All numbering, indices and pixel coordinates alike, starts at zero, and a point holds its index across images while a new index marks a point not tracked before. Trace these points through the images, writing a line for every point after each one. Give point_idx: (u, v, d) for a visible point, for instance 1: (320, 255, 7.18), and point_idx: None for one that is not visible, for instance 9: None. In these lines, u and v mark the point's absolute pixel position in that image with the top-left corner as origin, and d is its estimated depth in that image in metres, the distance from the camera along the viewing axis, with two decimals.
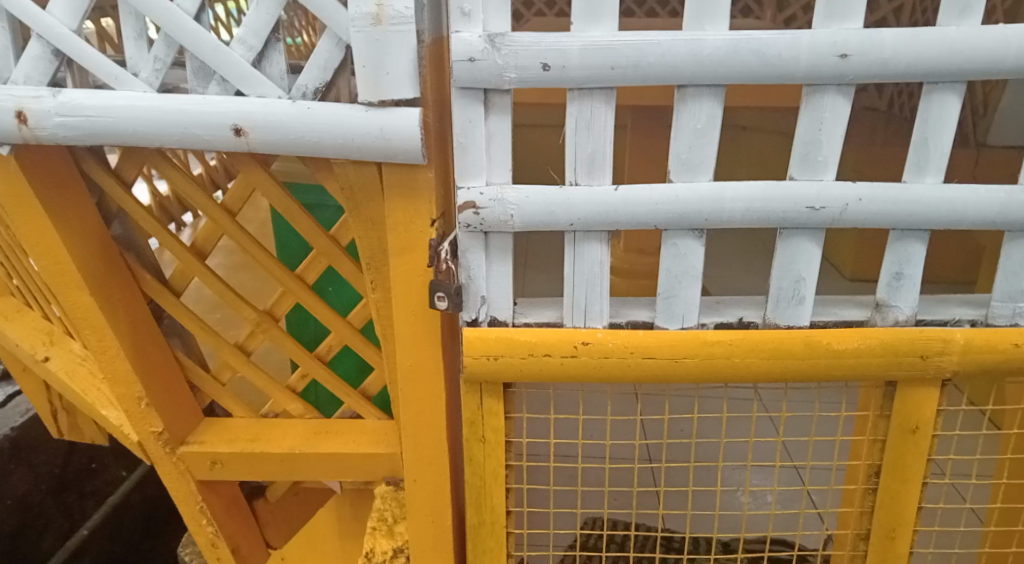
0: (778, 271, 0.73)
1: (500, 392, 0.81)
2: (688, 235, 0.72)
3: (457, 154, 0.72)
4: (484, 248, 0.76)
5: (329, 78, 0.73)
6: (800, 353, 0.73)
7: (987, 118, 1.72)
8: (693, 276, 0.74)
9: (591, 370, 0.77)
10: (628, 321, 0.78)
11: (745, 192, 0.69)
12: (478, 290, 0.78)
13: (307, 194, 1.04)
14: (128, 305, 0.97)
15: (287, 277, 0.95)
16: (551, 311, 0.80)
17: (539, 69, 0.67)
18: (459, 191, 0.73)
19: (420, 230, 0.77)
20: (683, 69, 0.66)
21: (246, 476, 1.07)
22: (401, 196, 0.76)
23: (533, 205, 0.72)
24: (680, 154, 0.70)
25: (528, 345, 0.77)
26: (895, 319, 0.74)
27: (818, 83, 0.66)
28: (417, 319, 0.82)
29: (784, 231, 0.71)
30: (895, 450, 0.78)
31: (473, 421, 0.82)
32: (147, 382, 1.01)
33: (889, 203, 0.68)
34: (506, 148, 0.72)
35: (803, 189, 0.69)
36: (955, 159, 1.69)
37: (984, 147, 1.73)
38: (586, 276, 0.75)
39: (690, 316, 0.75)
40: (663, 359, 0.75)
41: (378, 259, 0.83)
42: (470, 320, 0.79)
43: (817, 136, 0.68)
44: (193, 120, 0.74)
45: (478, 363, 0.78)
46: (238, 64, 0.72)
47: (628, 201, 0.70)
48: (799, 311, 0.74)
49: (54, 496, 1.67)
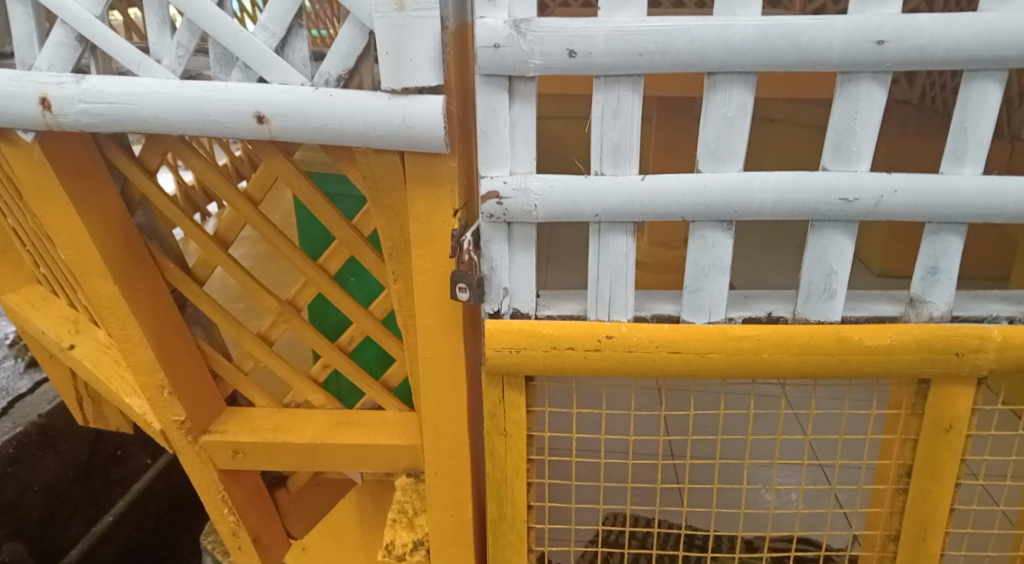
0: (809, 264, 0.70)
1: (521, 385, 0.80)
2: (716, 227, 0.71)
3: (481, 143, 0.71)
4: (507, 239, 0.75)
5: (352, 65, 0.72)
6: (831, 349, 0.71)
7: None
8: (721, 269, 0.72)
9: (614, 365, 0.75)
10: (653, 315, 0.76)
11: (776, 182, 0.67)
12: (501, 282, 0.77)
13: (329, 184, 1.03)
14: (151, 293, 0.98)
15: (311, 268, 0.95)
16: (574, 303, 0.79)
17: (565, 55, 0.66)
18: (482, 181, 0.72)
19: (443, 219, 0.76)
20: (713, 56, 0.64)
21: (267, 465, 1.08)
22: (422, 185, 0.75)
23: (557, 197, 0.70)
24: (708, 144, 0.68)
25: (551, 338, 0.76)
26: (930, 315, 0.71)
27: (852, 70, 0.64)
28: (439, 311, 0.81)
29: (815, 224, 0.69)
30: (928, 449, 0.74)
31: (493, 414, 0.81)
32: (169, 371, 1.01)
33: (926, 194, 0.66)
34: (530, 137, 0.71)
35: (836, 180, 0.66)
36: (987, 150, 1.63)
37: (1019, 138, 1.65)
38: (610, 268, 0.74)
39: (717, 310, 0.74)
40: (689, 354, 0.74)
41: (400, 250, 0.83)
42: (492, 312, 0.78)
43: (852, 125, 0.66)
44: (215, 108, 0.74)
45: (499, 355, 0.77)
46: (261, 51, 0.72)
47: (654, 191, 0.69)
48: (830, 306, 0.71)
49: (82, 483, 1.67)
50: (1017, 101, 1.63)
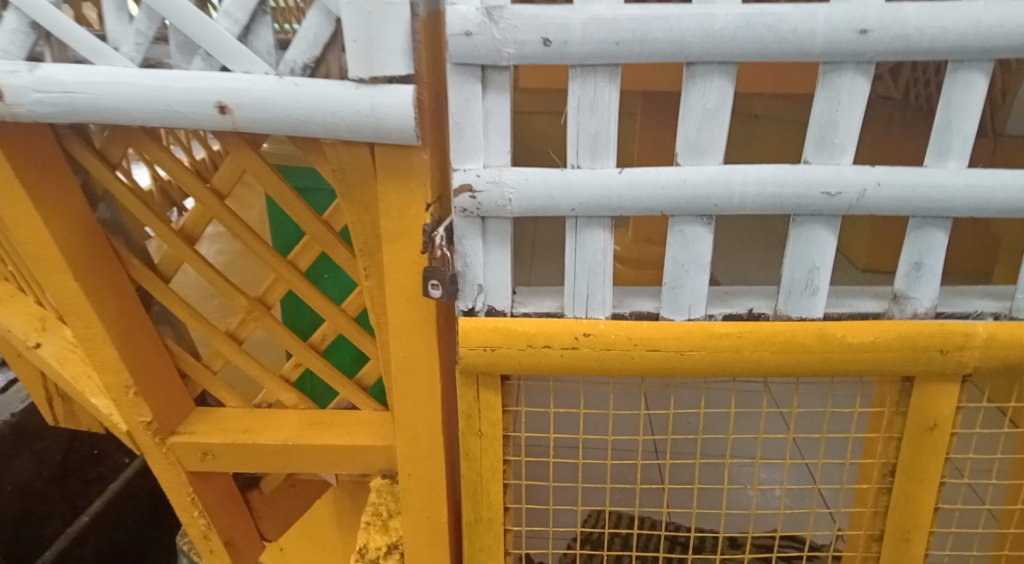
0: (791, 259, 0.68)
1: (497, 385, 0.77)
2: (696, 221, 0.69)
3: (453, 135, 0.68)
4: (481, 234, 0.72)
5: (319, 53, 0.69)
6: (812, 346, 0.69)
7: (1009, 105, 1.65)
8: (700, 264, 0.70)
9: (592, 364, 0.73)
10: (632, 312, 0.74)
11: (756, 176, 0.65)
12: (475, 279, 0.74)
13: (299, 177, 1.00)
14: (116, 290, 0.94)
15: (281, 265, 0.92)
16: (552, 300, 0.76)
17: (539, 44, 0.63)
18: (455, 174, 0.69)
19: (415, 213, 0.74)
20: (692, 45, 0.62)
21: (239, 467, 1.05)
22: (394, 177, 0.72)
23: (533, 191, 0.68)
24: (688, 136, 0.66)
25: (527, 336, 0.73)
26: (914, 311, 0.69)
27: (835, 60, 0.62)
28: (411, 309, 0.78)
29: (797, 219, 0.67)
30: (912, 448, 0.73)
31: (468, 415, 0.79)
32: (136, 370, 0.98)
33: (909, 187, 0.64)
34: (505, 128, 0.69)
35: (818, 173, 0.65)
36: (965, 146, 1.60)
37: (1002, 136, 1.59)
38: (588, 264, 0.72)
39: (697, 307, 0.72)
40: (668, 352, 0.72)
41: (372, 245, 0.80)
42: (466, 309, 0.75)
43: (834, 118, 0.64)
44: (176, 98, 0.70)
45: (473, 353, 0.74)
46: (223, 38, 0.69)
47: (632, 185, 0.67)
48: (812, 303, 0.70)
49: (57, 482, 1.64)
50: (1000, 97, 1.60)
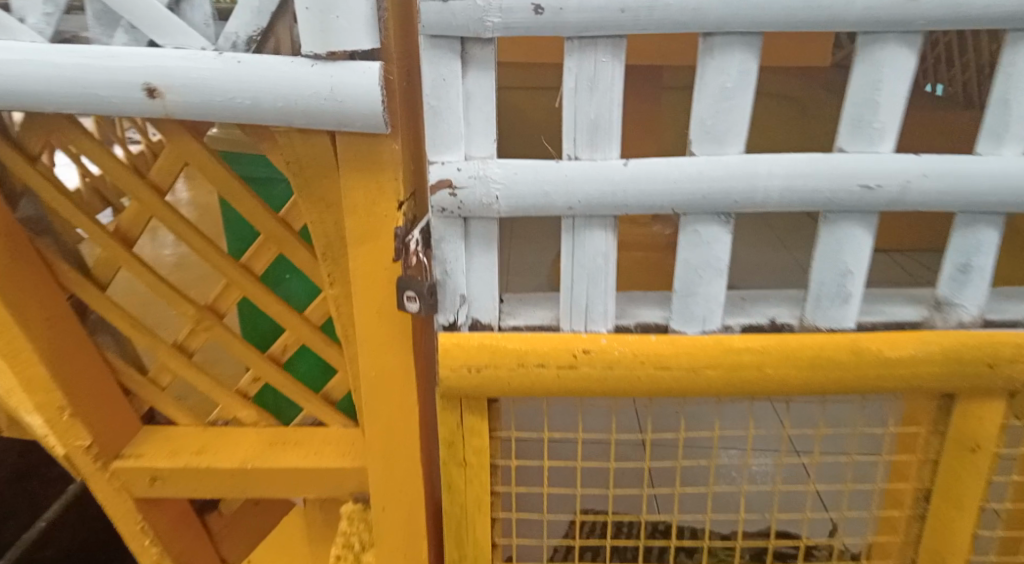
0: (822, 262, 0.59)
1: (483, 408, 0.68)
2: (713, 220, 0.59)
3: (428, 121, 0.58)
4: (463, 237, 0.62)
5: (266, 24, 0.58)
6: (844, 361, 0.61)
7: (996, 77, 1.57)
8: (716, 269, 0.61)
9: (592, 385, 0.64)
10: (637, 324, 0.65)
11: (784, 167, 0.56)
12: (457, 288, 0.64)
13: (247, 167, 0.87)
14: (42, 300, 0.82)
15: (231, 268, 0.81)
16: (545, 311, 0.67)
17: (530, 11, 0.53)
18: (431, 167, 0.59)
19: (385, 213, 0.63)
20: (711, 12, 0.52)
21: (193, 493, 0.94)
22: (360, 170, 0.62)
23: (523, 186, 0.58)
24: (703, 120, 0.56)
25: (518, 354, 0.64)
26: (960, 320, 0.61)
27: (877, 29, 0.52)
28: (383, 323, 0.68)
29: (828, 215, 0.58)
30: (949, 471, 0.65)
31: (451, 442, 0.69)
32: (70, 389, 0.86)
33: (960, 178, 0.55)
34: (489, 113, 0.58)
35: (856, 163, 0.55)
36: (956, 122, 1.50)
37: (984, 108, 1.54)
38: (587, 269, 0.62)
39: (712, 318, 0.62)
40: (679, 370, 0.63)
41: (335, 248, 0.69)
42: (447, 323, 0.65)
43: (874, 98, 0.54)
44: (94, 78, 0.58)
45: (456, 375, 0.65)
46: (149, 6, 0.57)
47: (640, 179, 0.57)
48: (844, 311, 0.61)
49: (11, 488, 1.40)
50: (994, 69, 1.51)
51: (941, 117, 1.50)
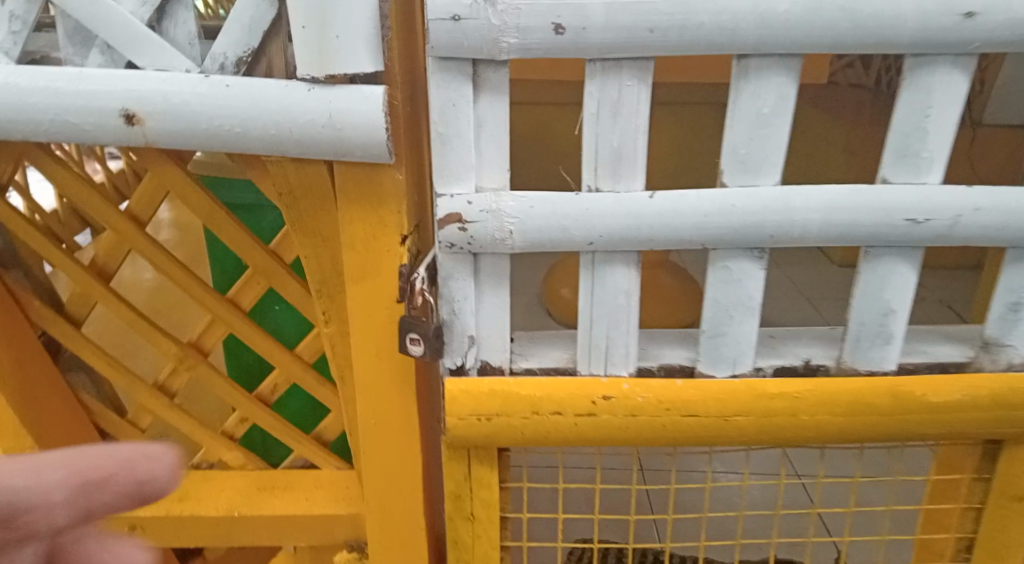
0: (862, 301, 0.55)
1: (493, 459, 0.62)
2: (745, 256, 0.55)
3: (436, 149, 0.53)
4: (472, 274, 0.57)
5: (257, 44, 0.53)
6: (884, 408, 0.56)
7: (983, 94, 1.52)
8: (748, 307, 0.56)
9: (612, 433, 0.59)
10: (661, 366, 0.60)
11: (821, 200, 0.51)
12: (465, 329, 0.59)
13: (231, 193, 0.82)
14: (13, 339, 0.76)
15: (217, 303, 0.75)
16: (559, 351, 0.62)
17: (549, 31, 0.48)
18: (439, 200, 0.54)
19: (387, 248, 0.58)
20: (747, 33, 0.48)
21: (174, 543, 0.87)
22: (360, 202, 0.57)
23: (540, 221, 0.53)
24: (736, 148, 0.52)
25: (532, 401, 0.59)
26: (1009, 362, 0.57)
27: (927, 51, 0.48)
28: (383, 366, 0.63)
29: (870, 250, 0.54)
30: (994, 521, 0.60)
31: (456, 495, 0.64)
32: (42, 435, 0.79)
33: (1015, 212, 0.51)
34: (502, 140, 0.53)
35: (903, 196, 0.51)
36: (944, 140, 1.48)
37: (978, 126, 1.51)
38: (607, 309, 0.57)
39: (743, 360, 0.58)
40: (707, 417, 0.58)
41: (332, 285, 0.63)
42: (454, 367, 0.60)
43: (923, 126, 0.50)
44: (66, 103, 0.53)
45: (464, 425, 0.59)
46: (127, 23, 0.52)
47: (666, 212, 0.52)
48: (885, 352, 0.56)
49: None
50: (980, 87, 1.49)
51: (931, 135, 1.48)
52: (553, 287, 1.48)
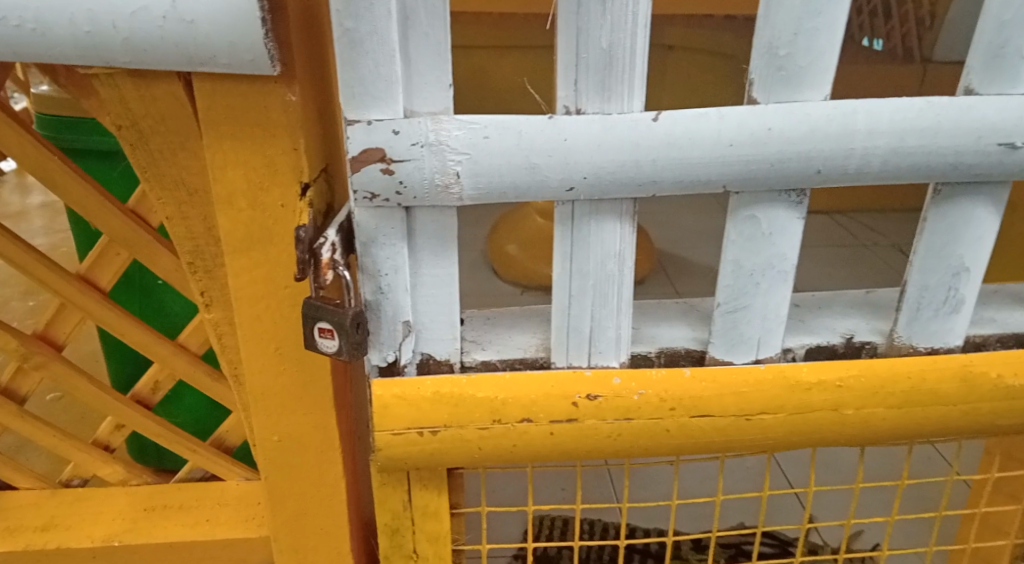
0: (927, 259, 0.42)
1: (442, 480, 0.47)
2: (778, 203, 0.40)
3: (345, 55, 0.36)
4: (405, 237, 0.41)
5: None
6: (951, 395, 0.44)
7: (935, 29, 1.39)
8: (779, 272, 0.42)
9: (602, 445, 0.44)
10: (661, 352, 0.45)
11: (892, 119, 0.37)
12: (397, 314, 0.43)
13: (76, 139, 0.62)
14: None
15: (65, 284, 0.55)
16: (525, 337, 0.46)
17: None
18: (353, 129, 0.37)
19: (281, 203, 0.41)
20: None
21: None
22: (239, 136, 0.39)
23: (499, 157, 0.37)
24: (776, 48, 0.37)
25: (493, 406, 0.43)
26: None
27: None
28: (285, 364, 0.46)
29: (940, 190, 0.40)
30: None
31: (394, 529, 0.48)
32: None
33: None
34: (440, 40, 0.36)
35: (997, 113, 0.38)
36: (897, 76, 1.39)
37: (930, 63, 1.42)
38: (592, 279, 0.42)
39: (770, 342, 0.44)
40: (723, 418, 0.44)
41: (209, 254, 0.45)
42: (384, 364, 0.44)
43: None
44: None
45: (400, 444, 0.43)
46: None
47: (677, 141, 0.37)
48: (949, 324, 0.44)
49: None
50: (929, 20, 1.44)
51: (885, 71, 1.38)
52: (497, 243, 1.32)
